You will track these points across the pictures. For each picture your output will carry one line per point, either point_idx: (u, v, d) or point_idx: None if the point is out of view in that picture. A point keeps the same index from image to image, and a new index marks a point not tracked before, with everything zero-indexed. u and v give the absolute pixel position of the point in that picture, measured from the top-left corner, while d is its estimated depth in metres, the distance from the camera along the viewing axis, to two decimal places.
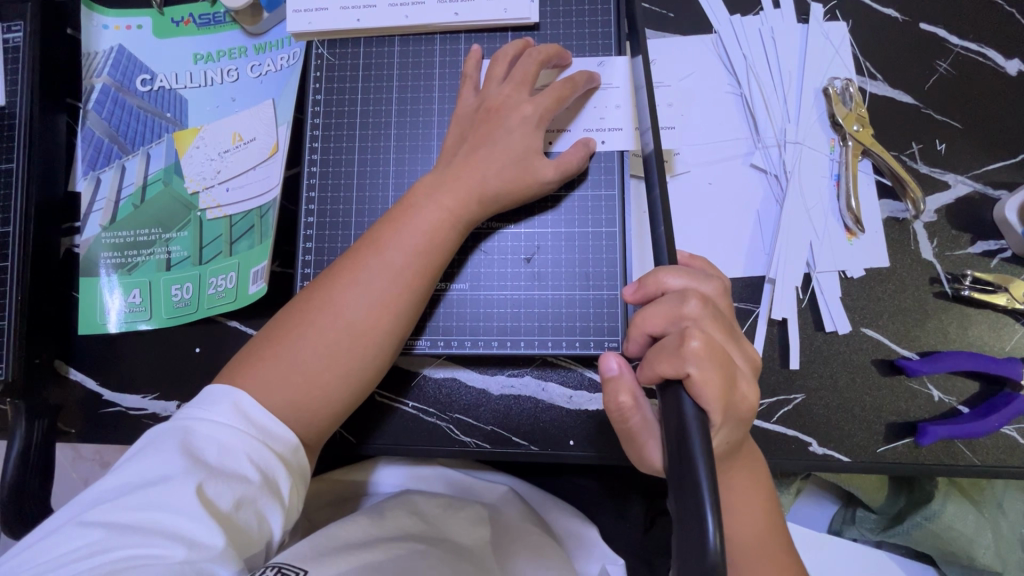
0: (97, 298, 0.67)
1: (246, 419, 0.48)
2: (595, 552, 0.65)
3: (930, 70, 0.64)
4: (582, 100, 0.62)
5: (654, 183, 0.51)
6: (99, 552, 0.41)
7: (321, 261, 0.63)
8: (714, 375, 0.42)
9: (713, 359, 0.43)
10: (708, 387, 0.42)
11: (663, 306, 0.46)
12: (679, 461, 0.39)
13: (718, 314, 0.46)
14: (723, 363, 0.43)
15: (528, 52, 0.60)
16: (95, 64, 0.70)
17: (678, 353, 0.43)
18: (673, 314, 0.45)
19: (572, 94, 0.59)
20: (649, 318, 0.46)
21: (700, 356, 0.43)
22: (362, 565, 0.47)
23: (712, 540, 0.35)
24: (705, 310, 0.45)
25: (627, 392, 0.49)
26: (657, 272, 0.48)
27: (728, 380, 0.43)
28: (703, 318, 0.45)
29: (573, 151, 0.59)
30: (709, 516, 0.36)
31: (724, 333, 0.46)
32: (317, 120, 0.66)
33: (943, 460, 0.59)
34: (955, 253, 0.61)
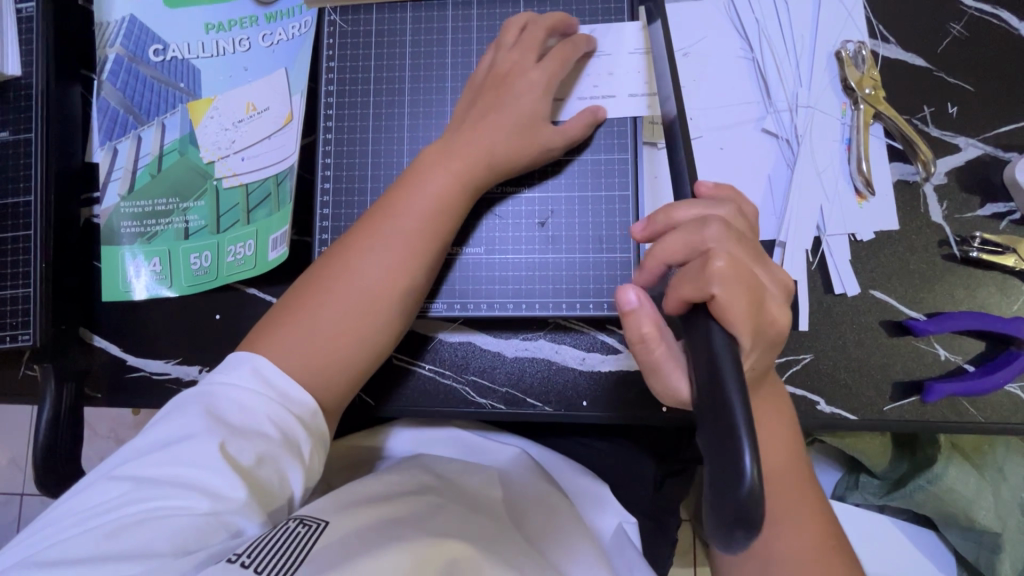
0: (118, 267, 0.68)
1: (265, 381, 0.50)
2: (609, 506, 0.68)
3: (943, 32, 0.64)
4: (577, 68, 0.63)
5: (679, 147, 0.49)
6: (129, 503, 0.43)
7: (338, 227, 0.64)
8: (740, 294, 0.39)
9: (741, 278, 0.39)
10: (737, 306, 0.38)
11: (682, 232, 0.42)
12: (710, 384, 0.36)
13: (740, 236, 0.42)
14: (752, 283, 0.40)
15: (535, 20, 0.61)
16: (108, 34, 0.70)
17: (700, 276, 0.39)
18: (693, 240, 0.41)
19: (573, 56, 0.60)
20: (668, 247, 0.42)
21: (727, 275, 0.39)
22: (381, 518, 0.48)
23: (749, 474, 0.32)
24: (727, 233, 0.41)
25: (650, 320, 0.43)
26: (666, 207, 0.44)
27: (756, 302, 0.40)
28: (727, 241, 0.40)
29: (578, 119, 0.60)
30: (747, 447, 0.32)
31: (751, 253, 0.41)
32: (331, 88, 0.66)
33: (949, 418, 0.60)
34: (964, 215, 0.62)
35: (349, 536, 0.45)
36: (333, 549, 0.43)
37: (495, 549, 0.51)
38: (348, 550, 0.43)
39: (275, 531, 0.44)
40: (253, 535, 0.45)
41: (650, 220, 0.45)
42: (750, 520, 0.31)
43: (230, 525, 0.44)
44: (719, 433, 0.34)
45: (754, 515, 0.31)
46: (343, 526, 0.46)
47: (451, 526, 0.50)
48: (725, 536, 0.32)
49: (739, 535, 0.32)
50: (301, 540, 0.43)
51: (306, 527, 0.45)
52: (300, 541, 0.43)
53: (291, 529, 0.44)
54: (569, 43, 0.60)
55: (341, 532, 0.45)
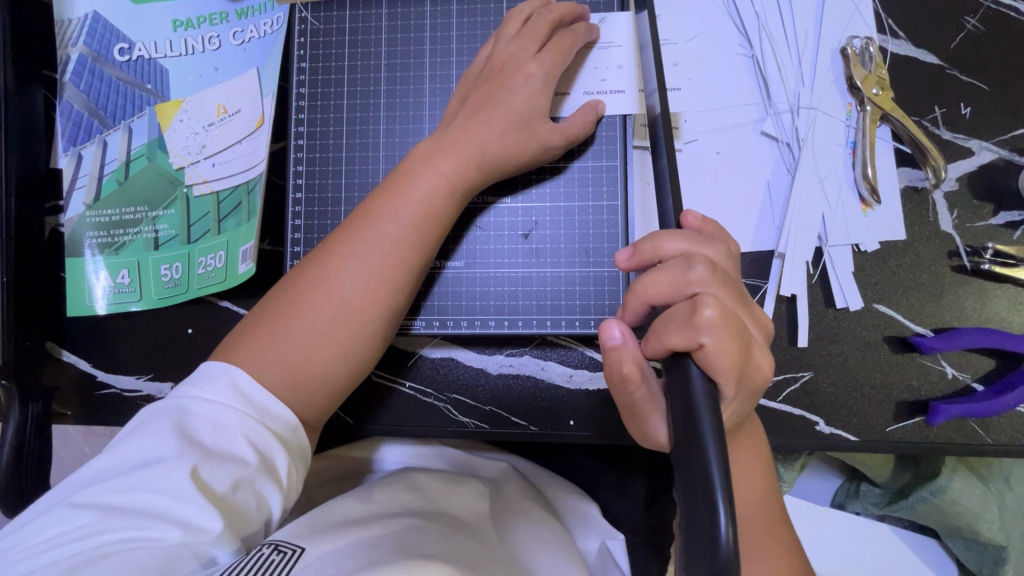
0: (84, 279, 0.65)
1: (242, 397, 0.47)
2: (595, 527, 0.65)
3: (957, 27, 0.60)
4: (580, 60, 0.59)
5: (662, 152, 0.45)
6: (91, 535, 0.40)
7: (311, 239, 0.61)
8: (729, 346, 0.36)
9: (729, 324, 0.37)
10: (724, 357, 0.36)
11: (669, 271, 0.39)
12: (686, 440, 0.34)
13: (727, 278, 0.40)
14: (740, 332, 0.38)
15: (543, 9, 0.57)
16: (70, 32, 0.66)
17: (689, 323, 0.37)
18: (678, 281, 0.39)
19: (573, 46, 0.56)
20: (652, 286, 0.40)
21: (717, 324, 0.37)
22: (361, 540, 0.46)
23: (724, 538, 0.30)
24: (714, 275, 0.39)
25: (632, 360, 0.40)
26: (654, 238, 0.42)
27: (745, 347, 0.38)
28: (712, 284, 0.38)
29: (579, 116, 0.56)
30: (722, 508, 0.31)
31: (734, 295, 0.40)
32: (303, 90, 0.62)
33: (954, 438, 0.57)
34: (976, 224, 0.58)
35: (327, 560, 0.42)
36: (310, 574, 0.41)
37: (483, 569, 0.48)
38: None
39: (247, 557, 0.41)
40: (227, 565, 0.42)
41: (636, 250, 0.42)
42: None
43: (202, 557, 0.41)
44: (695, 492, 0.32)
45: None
46: (320, 551, 0.43)
47: (435, 547, 0.47)
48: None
49: None
50: (276, 567, 0.41)
51: (280, 553, 0.42)
52: (274, 569, 0.41)
53: (264, 555, 0.42)
54: (572, 32, 0.56)
55: (318, 555, 0.43)
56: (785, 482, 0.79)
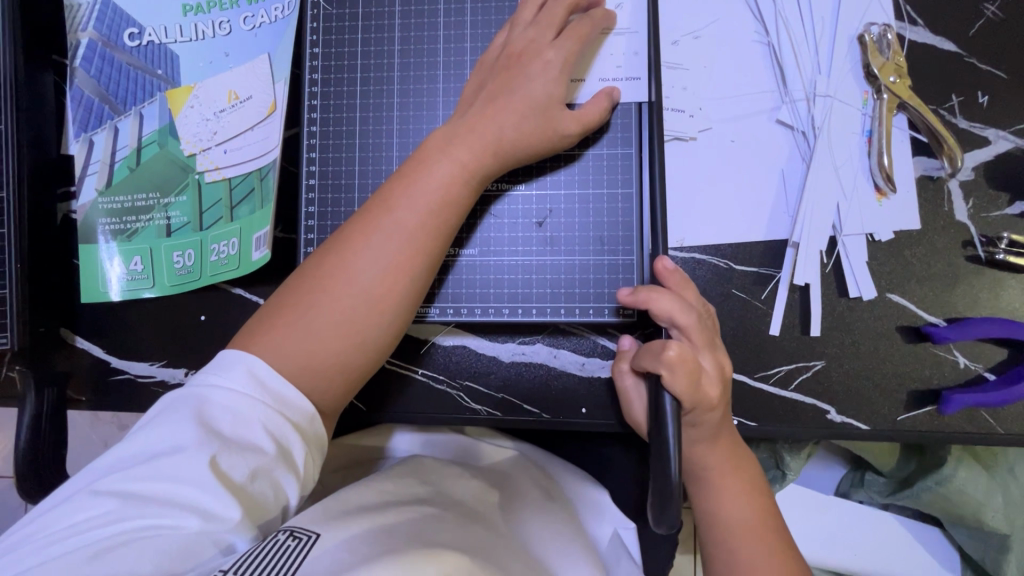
0: (97, 266, 0.65)
1: (260, 386, 0.47)
2: (607, 514, 0.66)
3: (977, 14, 0.59)
4: (596, 46, 0.58)
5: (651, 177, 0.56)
6: (112, 522, 0.40)
7: (325, 226, 0.61)
8: (685, 373, 0.48)
9: (688, 363, 0.49)
10: (679, 383, 0.48)
11: (670, 303, 0.51)
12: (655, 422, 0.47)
13: (705, 328, 0.52)
14: (698, 368, 0.49)
15: None
16: (80, 17, 0.66)
17: (660, 352, 0.49)
18: (672, 317, 0.51)
19: (590, 33, 0.56)
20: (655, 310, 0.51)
21: (677, 357, 0.49)
22: (374, 527, 0.46)
23: (673, 473, 0.43)
24: (696, 322, 0.51)
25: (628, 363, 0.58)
26: (671, 273, 0.53)
27: (698, 382, 0.49)
28: (694, 327, 0.51)
29: (595, 103, 0.55)
30: (671, 457, 0.44)
31: (705, 342, 0.52)
32: (316, 76, 0.62)
33: (964, 428, 0.57)
34: (991, 214, 0.58)
35: (342, 547, 0.43)
36: (326, 560, 0.41)
37: (494, 557, 0.48)
38: (339, 561, 0.41)
39: (265, 544, 0.42)
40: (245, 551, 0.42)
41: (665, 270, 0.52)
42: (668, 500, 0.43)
43: (222, 544, 0.41)
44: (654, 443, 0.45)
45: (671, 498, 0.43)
46: (334, 538, 0.44)
47: (447, 537, 0.48)
48: (659, 511, 0.44)
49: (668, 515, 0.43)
50: (292, 553, 0.41)
51: (296, 539, 0.43)
52: (291, 553, 0.41)
53: (281, 542, 0.42)
54: (588, 19, 0.56)
55: (333, 542, 0.43)
56: (791, 470, 0.79)
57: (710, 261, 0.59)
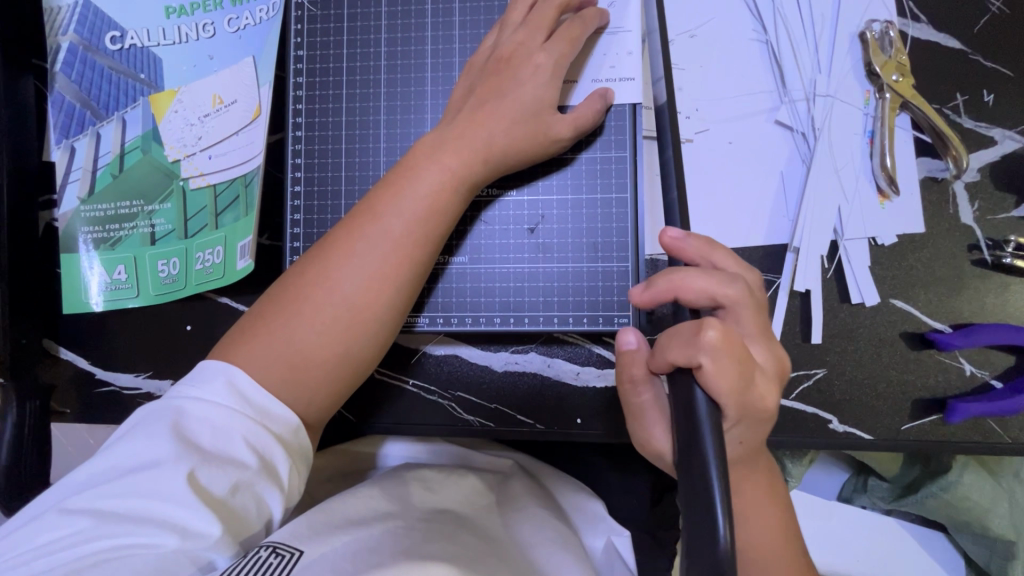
0: (80, 275, 0.64)
1: (241, 397, 0.46)
2: (601, 525, 0.64)
3: (981, 10, 0.57)
4: (589, 46, 0.57)
5: (668, 145, 0.50)
6: (85, 541, 0.39)
7: (311, 234, 0.59)
8: (729, 367, 0.39)
9: (732, 350, 0.40)
10: (722, 379, 0.39)
11: (703, 279, 0.43)
12: (689, 452, 0.37)
13: (754, 308, 0.44)
14: (742, 358, 0.41)
15: None
16: (60, 20, 0.64)
17: (692, 341, 0.40)
18: (709, 294, 0.43)
19: (583, 33, 0.54)
20: (688, 287, 0.43)
21: (718, 345, 0.40)
22: (361, 541, 0.45)
23: (723, 538, 0.33)
24: (740, 299, 0.43)
25: (642, 366, 0.48)
26: (696, 244, 0.45)
27: (746, 377, 0.41)
28: (740, 307, 0.42)
29: (587, 106, 0.54)
30: (719, 508, 0.34)
31: (755, 327, 0.43)
32: (300, 79, 0.60)
33: (971, 437, 0.56)
34: (997, 216, 0.56)
35: (325, 563, 0.41)
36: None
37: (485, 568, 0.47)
38: None
39: (245, 560, 0.41)
40: (225, 569, 0.41)
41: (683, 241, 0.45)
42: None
43: (201, 562, 0.40)
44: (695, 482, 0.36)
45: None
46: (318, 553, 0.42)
47: (438, 548, 0.46)
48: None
49: None
50: (272, 572, 0.40)
51: (279, 557, 0.41)
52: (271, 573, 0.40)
53: (262, 559, 0.41)
54: (581, 18, 0.54)
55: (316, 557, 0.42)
56: (793, 477, 0.78)
57: None
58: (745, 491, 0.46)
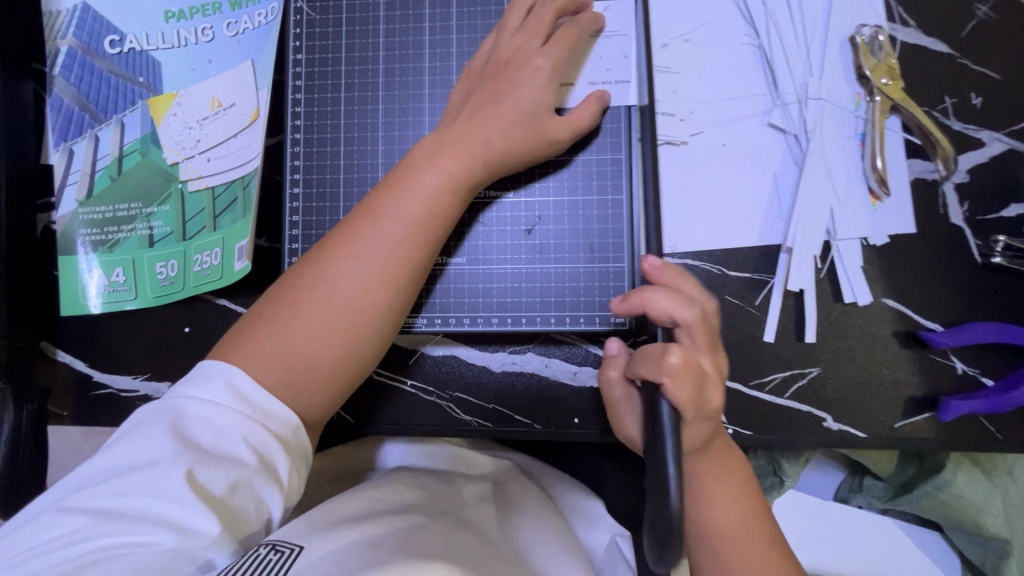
0: (79, 278, 0.64)
1: (240, 397, 0.46)
2: (602, 523, 0.64)
3: (969, 15, 0.58)
4: (586, 50, 0.57)
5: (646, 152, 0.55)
6: (84, 539, 0.39)
7: (309, 235, 0.60)
8: (688, 382, 0.44)
9: (689, 369, 0.45)
10: (681, 390, 0.44)
11: (667, 301, 0.47)
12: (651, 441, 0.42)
13: (709, 325, 0.49)
14: (698, 373, 0.46)
15: None
16: (59, 24, 0.65)
17: (658, 362, 0.45)
18: (670, 313, 0.47)
19: (579, 38, 0.55)
20: (652, 307, 0.48)
21: (678, 365, 0.45)
22: (363, 538, 0.45)
23: (674, 503, 0.37)
24: (697, 319, 0.47)
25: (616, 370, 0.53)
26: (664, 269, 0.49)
27: (700, 387, 0.45)
28: (696, 324, 0.47)
29: (584, 109, 0.54)
30: (672, 478, 0.38)
31: (709, 342, 0.48)
32: (299, 83, 0.61)
33: (963, 434, 0.56)
34: (986, 216, 0.57)
35: (327, 557, 0.42)
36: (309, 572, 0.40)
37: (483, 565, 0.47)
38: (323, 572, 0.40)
39: (245, 558, 0.41)
40: (225, 567, 0.41)
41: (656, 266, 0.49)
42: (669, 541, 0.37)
43: (199, 560, 0.40)
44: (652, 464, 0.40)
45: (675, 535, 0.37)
46: (320, 549, 0.43)
47: (438, 546, 0.46)
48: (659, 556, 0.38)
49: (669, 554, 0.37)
50: (273, 566, 0.40)
51: (278, 553, 0.41)
52: (272, 567, 0.40)
53: (262, 556, 0.41)
54: (577, 23, 0.55)
55: (319, 552, 0.42)
56: (789, 476, 0.78)
57: (703, 268, 0.58)
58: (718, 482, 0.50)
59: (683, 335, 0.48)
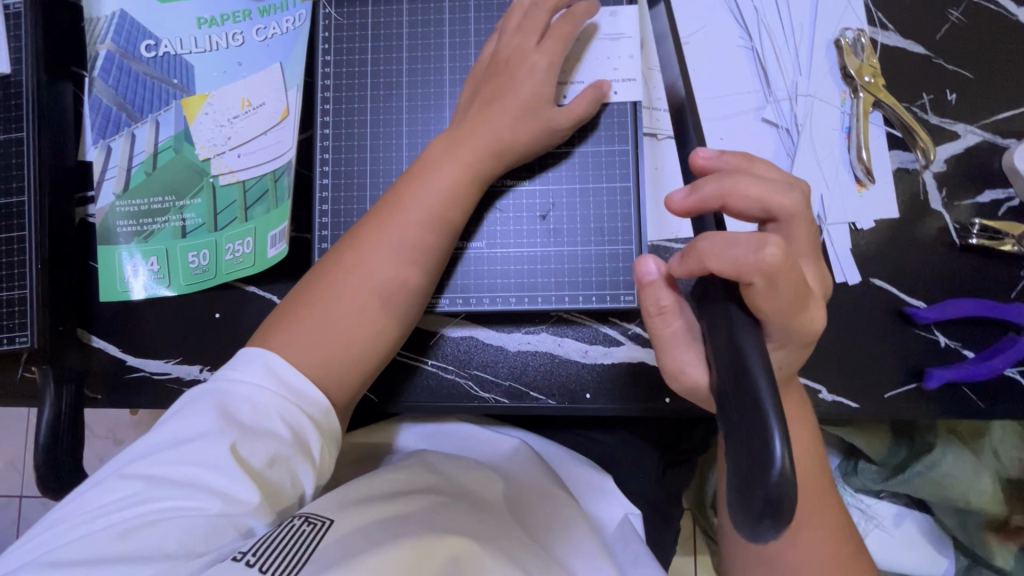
0: (116, 267, 0.67)
1: (278, 379, 0.49)
2: (613, 497, 0.68)
3: (942, 19, 0.64)
4: (581, 50, 0.62)
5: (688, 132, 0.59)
6: (140, 503, 0.42)
7: (338, 223, 0.64)
8: (784, 285, 0.35)
9: (789, 265, 0.35)
10: (777, 299, 0.35)
11: (760, 187, 0.39)
12: (737, 388, 0.34)
13: (808, 223, 0.40)
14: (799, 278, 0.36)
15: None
16: (98, 30, 0.69)
17: (754, 256, 0.34)
18: (765, 200, 0.39)
19: (574, 30, 0.59)
20: (738, 195, 0.39)
21: (779, 264, 0.34)
22: (385, 517, 0.48)
23: (779, 458, 0.30)
24: (798, 210, 0.39)
25: (667, 292, 0.43)
26: (748, 167, 0.42)
27: (801, 299, 0.37)
28: (798, 215, 0.39)
29: (582, 98, 0.59)
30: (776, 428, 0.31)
31: (807, 245, 0.40)
32: (328, 82, 0.65)
33: (949, 404, 0.60)
34: (963, 202, 0.62)
35: (352, 534, 0.44)
36: (337, 547, 0.43)
37: (502, 543, 0.50)
38: (348, 550, 0.43)
39: (280, 530, 0.44)
40: (263, 535, 0.45)
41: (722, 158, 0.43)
42: (779, 511, 0.30)
43: (241, 527, 0.44)
44: (749, 419, 0.32)
45: (782, 503, 0.30)
46: (347, 524, 0.45)
47: (456, 524, 0.49)
48: (752, 529, 0.31)
49: (766, 534, 0.30)
50: (304, 539, 0.43)
51: (311, 526, 0.44)
52: (304, 540, 0.43)
53: (296, 527, 0.44)
54: (571, 15, 0.59)
55: (345, 529, 0.45)
56: None
57: None
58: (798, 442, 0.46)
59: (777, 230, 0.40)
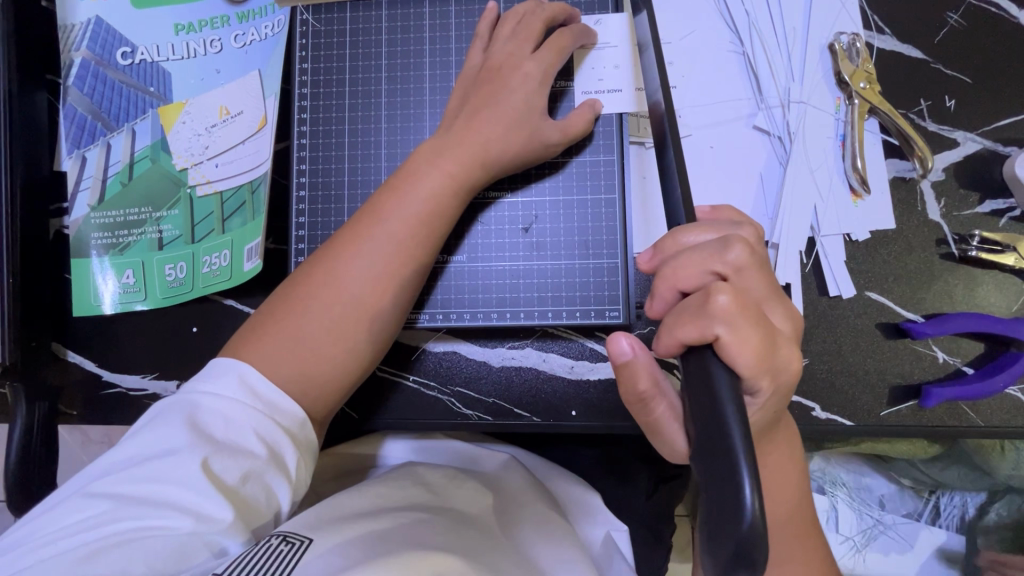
0: (91, 281, 0.66)
1: (252, 392, 0.48)
2: (599, 517, 0.66)
3: (940, 22, 0.62)
4: (578, 60, 0.61)
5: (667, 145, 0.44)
6: (108, 523, 0.40)
7: (315, 236, 0.62)
8: (747, 335, 0.35)
9: (745, 316, 0.35)
10: (744, 355, 0.35)
11: (698, 255, 0.38)
12: (707, 432, 0.32)
13: (761, 262, 0.39)
14: (760, 322, 0.36)
15: (534, 9, 0.59)
16: (73, 36, 0.67)
17: (703, 313, 0.36)
18: (709, 265, 0.38)
19: (570, 45, 0.58)
20: (682, 269, 0.38)
21: (732, 313, 0.35)
22: (366, 534, 0.45)
23: (749, 508, 0.29)
24: (748, 257, 0.38)
25: (646, 376, 0.41)
26: (674, 232, 0.41)
27: (771, 347, 0.36)
28: (748, 267, 0.38)
29: (579, 115, 0.57)
30: (746, 473, 0.30)
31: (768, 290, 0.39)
32: (304, 91, 0.63)
33: (947, 421, 0.58)
34: (962, 212, 0.60)
35: (333, 552, 0.42)
36: (319, 564, 0.41)
37: (486, 559, 0.48)
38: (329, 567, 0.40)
39: (256, 550, 0.41)
40: (237, 554, 0.42)
41: (657, 248, 0.41)
42: (752, 562, 0.29)
43: (213, 547, 0.41)
44: (717, 462, 0.31)
45: (755, 551, 0.29)
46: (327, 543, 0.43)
47: (439, 540, 0.47)
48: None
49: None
50: (283, 558, 0.41)
51: (289, 545, 0.42)
52: (283, 559, 0.41)
53: (273, 546, 0.42)
54: (565, 32, 0.58)
55: (325, 547, 0.43)
56: None
57: None
58: (772, 461, 0.45)
59: (737, 284, 0.38)
